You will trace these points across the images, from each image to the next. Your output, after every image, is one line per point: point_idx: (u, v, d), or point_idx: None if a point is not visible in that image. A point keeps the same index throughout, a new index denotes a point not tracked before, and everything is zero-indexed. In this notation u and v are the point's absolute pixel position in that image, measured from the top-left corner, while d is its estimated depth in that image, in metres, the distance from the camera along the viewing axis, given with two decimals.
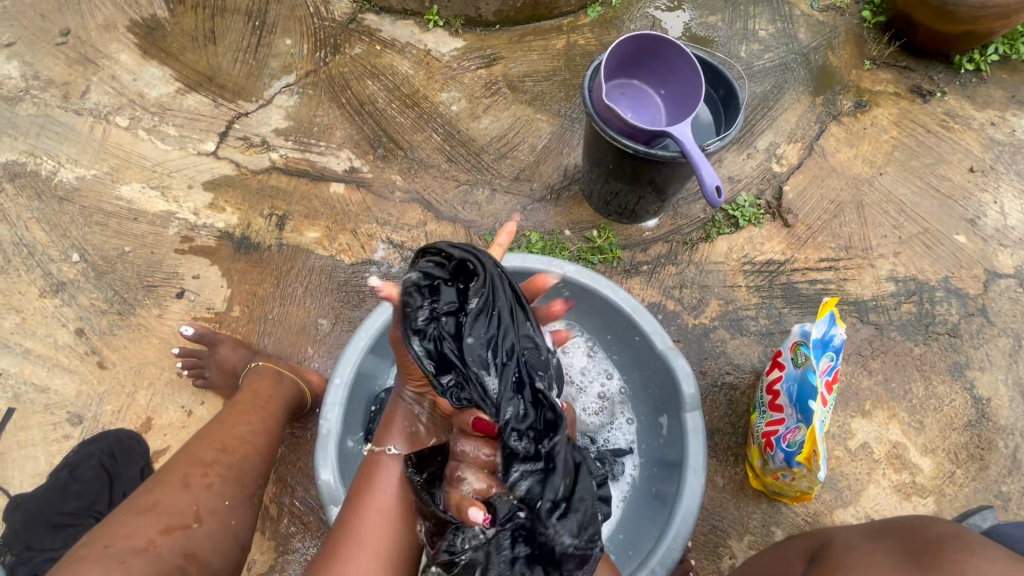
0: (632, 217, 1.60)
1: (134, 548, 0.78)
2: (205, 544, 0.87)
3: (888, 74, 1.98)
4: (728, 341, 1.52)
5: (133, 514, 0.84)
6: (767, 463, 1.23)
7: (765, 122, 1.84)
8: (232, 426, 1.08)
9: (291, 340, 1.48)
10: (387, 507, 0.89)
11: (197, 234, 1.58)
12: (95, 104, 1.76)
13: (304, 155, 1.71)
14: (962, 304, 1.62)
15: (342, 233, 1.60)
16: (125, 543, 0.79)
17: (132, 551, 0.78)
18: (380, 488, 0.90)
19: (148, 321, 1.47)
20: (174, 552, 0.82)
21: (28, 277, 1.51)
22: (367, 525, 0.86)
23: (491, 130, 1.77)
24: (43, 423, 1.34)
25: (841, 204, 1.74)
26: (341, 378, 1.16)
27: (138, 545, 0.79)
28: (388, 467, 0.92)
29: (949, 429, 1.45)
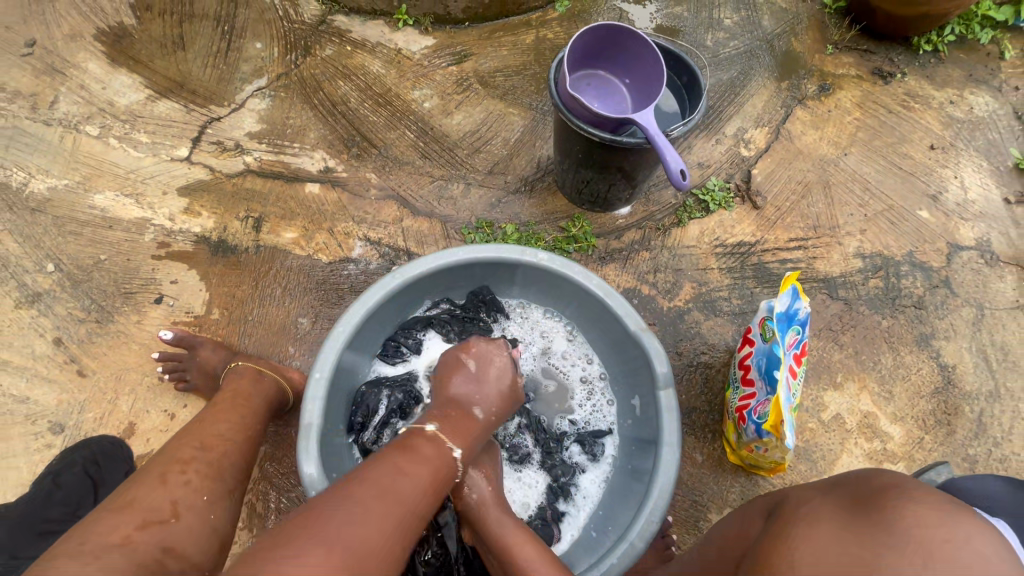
0: (604, 205, 1.63)
1: (110, 544, 0.79)
2: (183, 538, 0.88)
3: (851, 58, 2.03)
4: (702, 322, 1.55)
5: (109, 512, 0.85)
6: (741, 436, 1.27)
7: (732, 108, 1.89)
8: (210, 424, 1.10)
9: (271, 340, 1.49)
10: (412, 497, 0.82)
11: (173, 239, 1.58)
12: (65, 114, 1.75)
13: (279, 157, 1.71)
14: (926, 277, 1.67)
15: (319, 233, 1.61)
16: (101, 539, 0.80)
17: (107, 547, 0.79)
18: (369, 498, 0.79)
19: (127, 327, 1.47)
20: (151, 546, 0.83)
21: (3, 289, 1.50)
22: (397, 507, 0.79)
23: (464, 126, 1.79)
24: (24, 433, 1.34)
25: (809, 185, 1.79)
26: (321, 372, 1.17)
27: (113, 540, 0.80)
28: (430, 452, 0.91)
29: (916, 397, 1.51)
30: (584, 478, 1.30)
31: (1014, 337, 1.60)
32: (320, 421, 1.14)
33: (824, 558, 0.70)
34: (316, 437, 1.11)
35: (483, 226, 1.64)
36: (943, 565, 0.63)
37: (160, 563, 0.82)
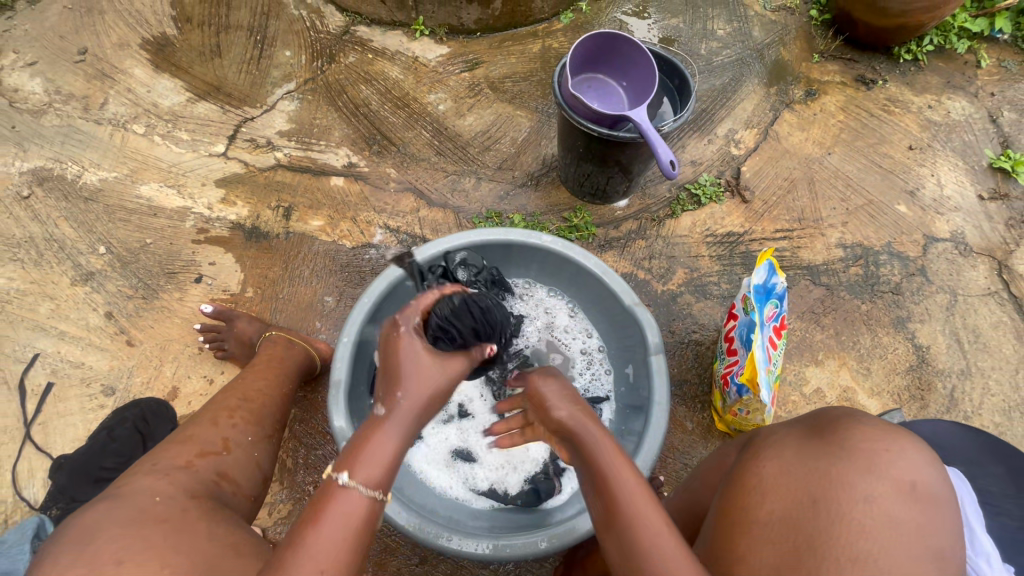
0: (604, 197, 1.78)
1: (176, 466, 0.92)
2: (233, 468, 1.01)
3: (835, 66, 2.19)
4: (693, 304, 1.69)
5: (172, 443, 0.99)
6: (726, 401, 1.41)
7: (723, 111, 2.04)
8: (251, 381, 1.23)
9: (300, 316, 1.64)
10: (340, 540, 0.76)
11: (211, 226, 1.75)
12: (114, 114, 1.93)
13: (307, 153, 1.88)
14: (903, 265, 1.80)
15: (343, 221, 1.77)
16: (168, 462, 0.93)
17: (174, 467, 0.92)
18: (331, 533, 0.75)
19: (170, 303, 1.63)
20: (209, 471, 0.96)
21: (59, 268, 1.66)
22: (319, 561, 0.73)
23: (475, 126, 1.96)
24: (80, 394, 1.49)
25: (794, 181, 1.93)
26: (348, 336, 1.32)
27: (179, 463, 0.94)
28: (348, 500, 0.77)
29: (892, 374, 1.63)
30: None
31: (985, 321, 1.72)
32: (347, 379, 1.28)
33: (783, 472, 0.79)
34: (344, 392, 1.25)
35: (493, 216, 1.79)
36: (881, 470, 0.72)
37: (216, 486, 0.95)
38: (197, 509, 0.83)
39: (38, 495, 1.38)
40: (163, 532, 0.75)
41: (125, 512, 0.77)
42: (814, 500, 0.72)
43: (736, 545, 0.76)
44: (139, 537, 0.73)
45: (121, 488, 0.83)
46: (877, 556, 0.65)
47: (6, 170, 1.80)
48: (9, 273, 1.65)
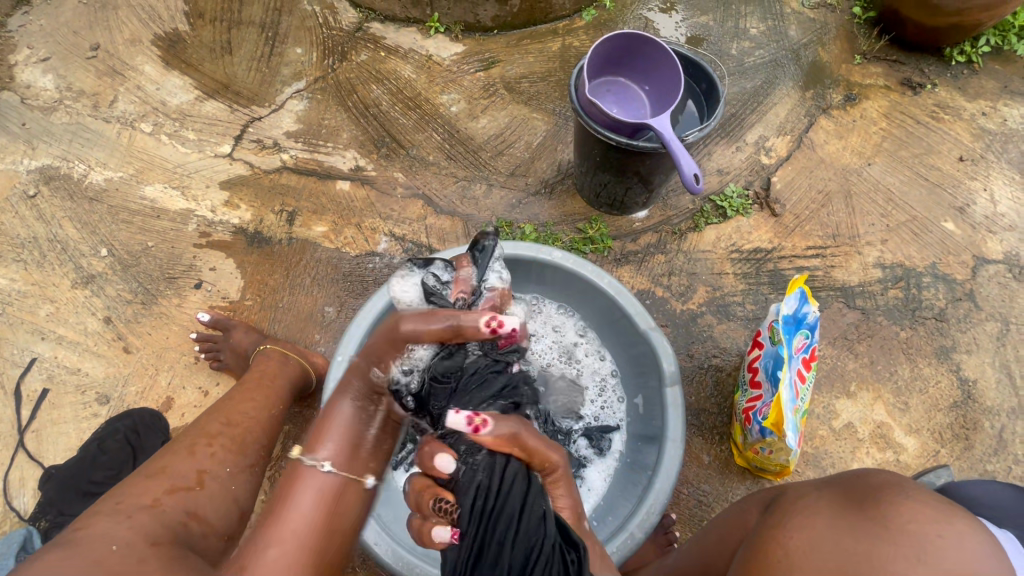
0: (621, 208, 1.67)
1: (142, 505, 0.82)
2: (206, 506, 0.91)
3: (879, 68, 2.02)
4: (714, 326, 1.57)
5: (142, 476, 0.89)
6: (747, 438, 1.29)
7: (754, 116, 1.90)
8: (237, 404, 1.14)
9: (299, 326, 1.58)
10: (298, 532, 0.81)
11: (213, 230, 1.70)
12: (122, 112, 1.90)
13: (313, 155, 1.82)
14: (949, 289, 1.65)
15: (348, 227, 1.70)
16: (134, 500, 0.83)
17: (139, 507, 0.82)
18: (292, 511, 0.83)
19: (169, 309, 1.59)
20: (178, 509, 0.86)
21: (61, 270, 1.64)
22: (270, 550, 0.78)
23: (489, 129, 1.86)
24: (74, 402, 1.46)
25: (830, 194, 1.79)
26: (343, 355, 1.25)
27: (145, 502, 0.83)
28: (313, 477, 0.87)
29: (934, 409, 1.49)
30: (590, 471, 1.33)
31: None
32: None
33: (813, 551, 0.67)
34: None
35: (503, 226, 1.70)
36: (933, 562, 0.59)
37: (185, 526, 0.85)
38: (155, 558, 0.74)
39: (28, 505, 1.35)
40: None
41: (77, 564, 0.68)
42: None
43: None
44: None
45: (77, 533, 0.74)
46: None
47: (14, 168, 1.79)
48: (13, 273, 1.63)
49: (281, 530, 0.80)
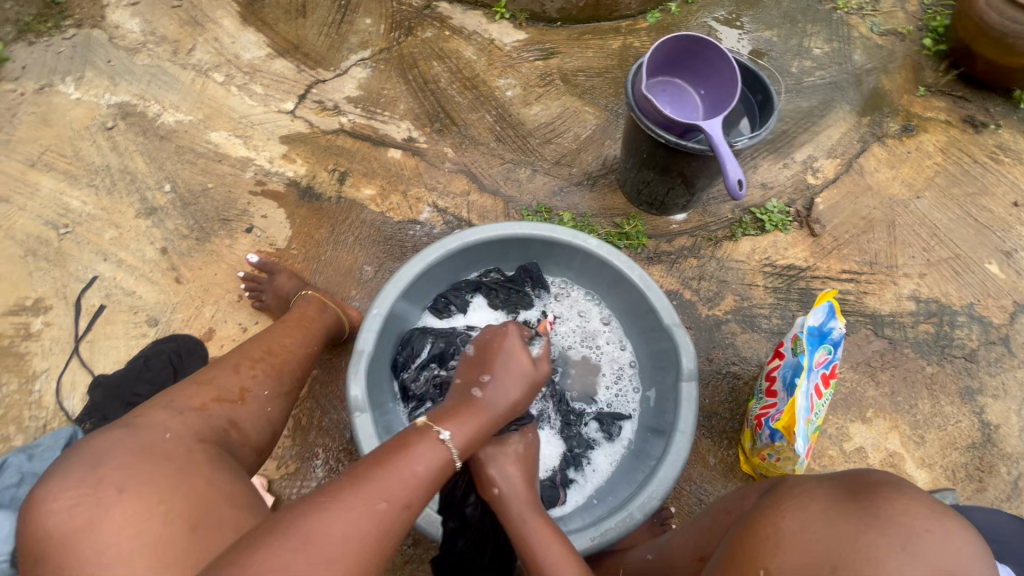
0: (661, 208, 1.69)
1: (192, 406, 0.90)
2: (246, 420, 0.96)
3: (942, 102, 1.99)
4: (738, 334, 1.59)
5: (193, 384, 0.96)
6: (755, 443, 1.32)
7: (805, 136, 1.90)
8: (278, 337, 1.19)
9: (338, 281, 1.66)
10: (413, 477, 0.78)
11: (269, 180, 1.79)
12: (199, 60, 2.01)
13: (369, 122, 1.89)
14: (983, 331, 1.62)
15: (394, 193, 1.77)
16: (184, 402, 0.90)
17: (188, 407, 0.89)
18: (418, 457, 0.80)
19: (220, 248, 1.69)
20: (221, 416, 0.92)
21: (127, 199, 1.76)
22: (381, 489, 0.75)
23: (541, 117, 1.91)
24: (126, 321, 1.58)
25: (873, 221, 1.78)
26: (379, 308, 1.31)
27: (193, 405, 0.91)
28: (435, 444, 0.83)
29: (950, 448, 1.48)
30: (597, 453, 1.37)
31: None
32: (372, 349, 1.28)
33: (803, 529, 0.70)
34: (365, 361, 1.25)
35: (543, 211, 1.75)
36: (918, 553, 0.62)
37: (226, 432, 0.92)
38: (204, 451, 0.82)
39: (77, 408, 1.46)
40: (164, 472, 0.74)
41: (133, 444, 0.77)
42: (832, 568, 0.64)
43: None
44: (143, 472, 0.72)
45: (134, 418, 0.83)
46: None
47: (96, 101, 1.92)
48: (84, 196, 1.76)
49: (384, 486, 0.75)
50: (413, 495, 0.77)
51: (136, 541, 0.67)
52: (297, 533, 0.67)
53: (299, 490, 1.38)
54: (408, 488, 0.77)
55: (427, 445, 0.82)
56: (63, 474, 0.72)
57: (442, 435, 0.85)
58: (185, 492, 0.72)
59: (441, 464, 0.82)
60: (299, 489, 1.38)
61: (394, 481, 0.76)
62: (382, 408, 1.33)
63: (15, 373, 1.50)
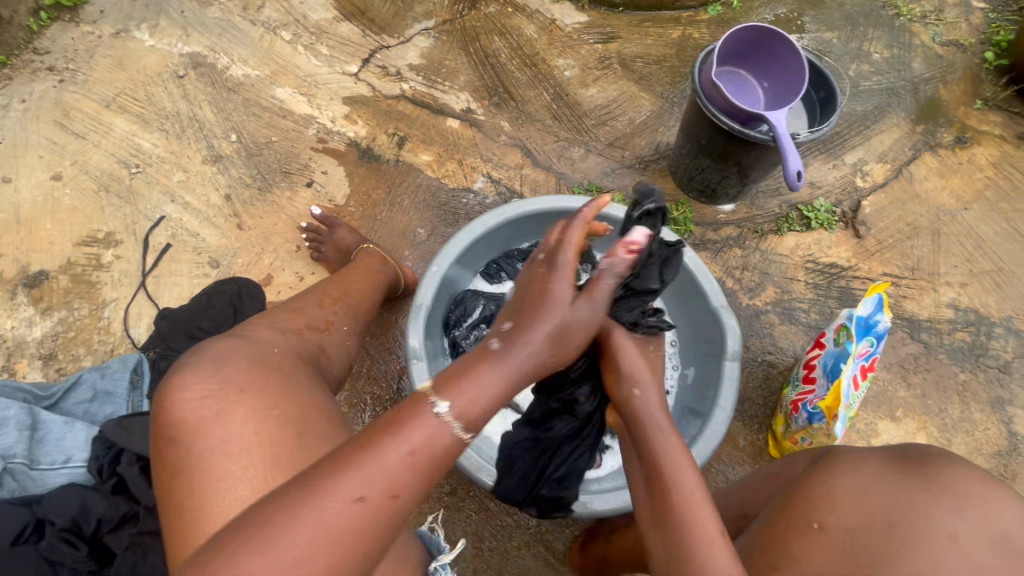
0: (711, 197, 1.73)
1: (289, 329, 1.03)
2: (331, 347, 1.09)
3: (999, 117, 1.98)
4: (776, 325, 1.63)
5: (288, 311, 1.09)
6: (789, 426, 1.37)
7: (858, 139, 1.91)
8: (351, 281, 1.30)
9: (392, 241, 1.73)
10: (398, 460, 0.73)
11: (330, 138, 1.85)
12: (267, 18, 2.05)
13: (430, 90, 1.94)
14: (1019, 345, 1.64)
15: (450, 161, 1.83)
16: (283, 324, 1.04)
17: (287, 329, 1.03)
18: (411, 438, 0.75)
19: (281, 199, 1.76)
20: (312, 341, 1.05)
21: (195, 145, 1.83)
22: (362, 473, 0.71)
23: (597, 99, 1.94)
24: (191, 261, 1.67)
25: (918, 228, 1.79)
26: (439, 266, 1.37)
27: (291, 328, 1.04)
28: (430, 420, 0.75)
29: (975, 453, 1.52)
30: None
31: None
32: (430, 304, 1.34)
33: (859, 490, 0.77)
34: (425, 314, 1.31)
35: (593, 190, 1.79)
36: (971, 516, 0.70)
37: (316, 356, 1.04)
38: (302, 370, 0.96)
39: (141, 337, 1.57)
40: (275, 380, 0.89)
41: (249, 354, 0.91)
42: (889, 524, 0.72)
43: (790, 543, 0.77)
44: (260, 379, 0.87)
45: (244, 332, 0.97)
46: None
47: (168, 49, 1.97)
48: (155, 139, 1.83)
49: (363, 471, 0.71)
50: (385, 491, 0.71)
51: (258, 438, 0.82)
52: (273, 519, 0.68)
53: None
54: (387, 476, 0.72)
55: (419, 424, 0.75)
56: (194, 369, 0.87)
57: (436, 408, 0.76)
58: (294, 403, 0.87)
59: (436, 447, 0.75)
60: None
61: (372, 466, 0.72)
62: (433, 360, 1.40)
63: (86, 300, 1.61)
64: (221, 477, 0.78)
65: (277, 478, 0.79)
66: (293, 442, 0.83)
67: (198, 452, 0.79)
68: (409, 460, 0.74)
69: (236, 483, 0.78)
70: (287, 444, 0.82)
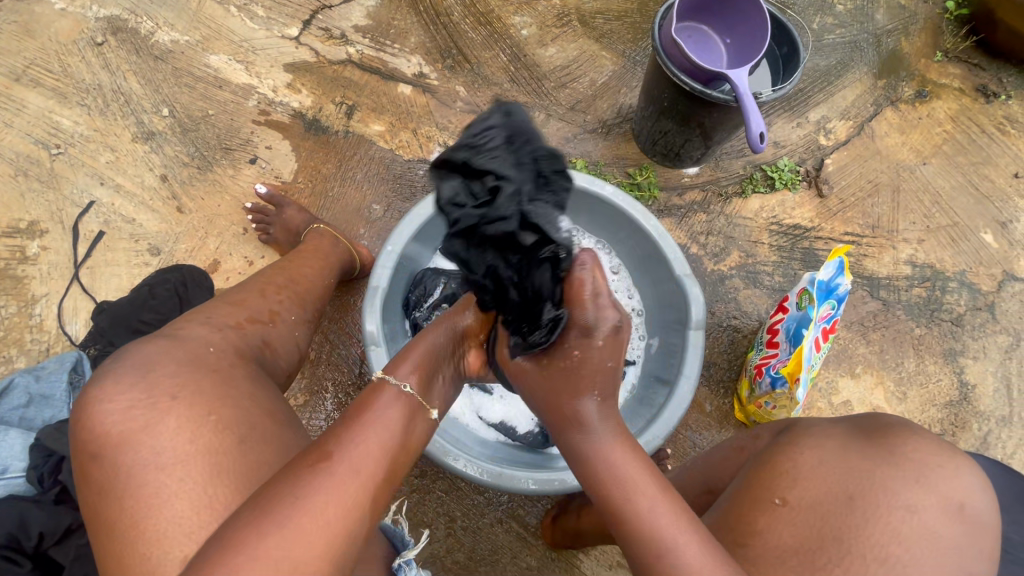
0: (675, 160, 1.68)
1: (229, 324, 1.02)
2: (277, 341, 1.08)
3: (958, 69, 1.95)
4: (740, 290, 1.63)
5: (227, 304, 1.07)
6: (753, 391, 1.39)
7: (821, 96, 1.88)
8: (298, 266, 1.26)
9: (346, 219, 1.65)
10: (379, 438, 0.76)
11: (273, 109, 1.72)
12: None
13: (379, 54, 1.79)
14: (971, 298, 1.69)
15: (404, 131, 1.72)
16: (222, 320, 1.02)
17: (226, 325, 1.01)
18: (379, 420, 0.78)
19: (223, 178, 1.64)
20: (256, 336, 1.04)
21: (122, 121, 1.67)
22: (354, 448, 0.73)
23: (557, 59, 1.83)
24: (127, 249, 1.55)
25: (878, 185, 1.79)
26: (393, 246, 1.30)
27: (231, 323, 1.02)
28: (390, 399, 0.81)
29: (929, 404, 1.58)
30: None
31: None
32: (386, 286, 1.28)
33: (821, 463, 0.77)
34: (381, 297, 1.25)
35: None
36: (930, 485, 0.72)
37: (260, 351, 1.03)
38: (243, 368, 0.96)
39: (79, 333, 1.47)
40: (210, 380, 0.89)
41: (181, 354, 0.91)
42: (850, 497, 0.73)
43: (752, 519, 0.78)
44: (192, 381, 0.87)
45: (179, 331, 0.96)
46: (906, 562, 0.67)
47: (82, 12, 1.75)
48: (76, 116, 1.67)
49: (358, 438, 0.74)
50: (367, 474, 0.72)
51: (191, 446, 0.81)
52: (289, 500, 0.67)
53: (309, 421, 1.42)
54: (378, 457, 0.74)
55: (385, 406, 0.80)
56: (120, 377, 0.86)
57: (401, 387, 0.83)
58: (230, 405, 0.87)
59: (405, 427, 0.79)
60: (309, 421, 1.42)
61: (357, 438, 0.74)
62: (394, 343, 1.36)
63: (14, 296, 1.49)
64: (154, 489, 0.78)
65: (213, 486, 0.80)
66: (232, 447, 0.83)
67: (129, 464, 0.80)
68: (380, 446, 0.75)
69: (169, 496, 0.78)
70: (227, 450, 0.83)
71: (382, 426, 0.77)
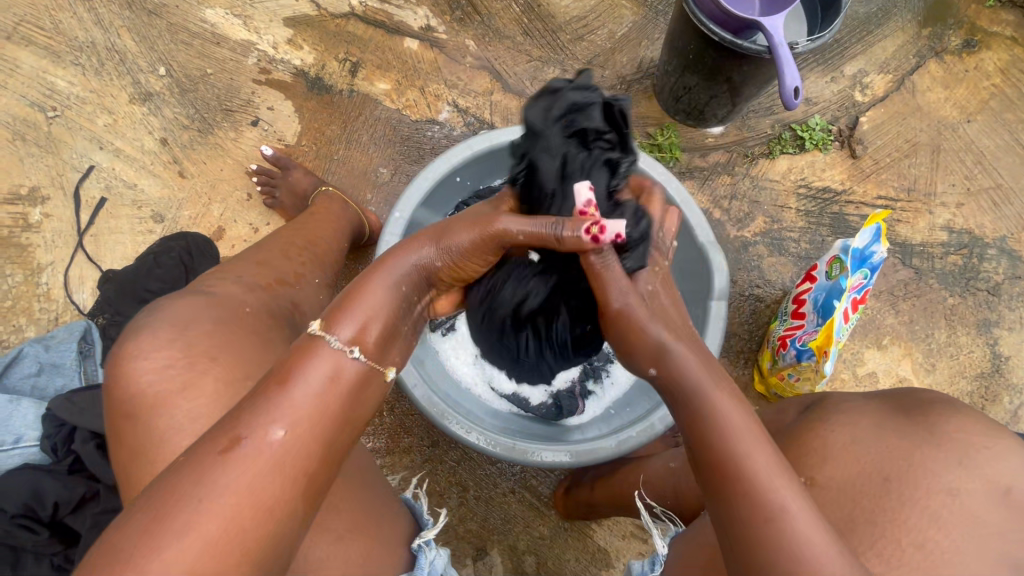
0: (698, 119, 1.58)
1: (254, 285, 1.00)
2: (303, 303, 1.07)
3: (1013, 15, 1.76)
4: (764, 257, 1.56)
5: (249, 265, 1.05)
6: (775, 363, 1.33)
7: (859, 47, 1.72)
8: (317, 227, 1.24)
9: (353, 183, 1.59)
10: (303, 411, 0.65)
11: (274, 68, 1.63)
12: None
13: (382, 6, 1.68)
14: (1011, 265, 1.60)
15: (411, 89, 1.63)
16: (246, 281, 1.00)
17: (251, 286, 1.00)
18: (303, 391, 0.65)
19: (224, 142, 1.58)
20: (283, 298, 1.03)
21: (119, 82, 1.60)
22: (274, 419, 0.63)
23: (573, 9, 1.70)
24: (131, 216, 1.52)
25: (917, 145, 1.67)
26: (402, 212, 1.24)
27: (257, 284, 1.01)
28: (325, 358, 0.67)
29: (958, 376, 1.52)
30: (617, 367, 1.38)
31: None
32: None
33: (854, 442, 0.73)
34: None
35: None
36: (974, 467, 0.68)
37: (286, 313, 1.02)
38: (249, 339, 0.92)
39: (87, 302, 1.46)
40: (239, 340, 0.88)
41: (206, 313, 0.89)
42: (885, 479, 0.69)
43: None
44: (221, 341, 0.86)
45: (205, 291, 0.95)
46: (946, 550, 0.63)
47: None
48: (71, 77, 1.60)
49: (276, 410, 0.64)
50: (291, 462, 0.63)
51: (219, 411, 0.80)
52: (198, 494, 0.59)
53: None
54: (304, 436, 0.64)
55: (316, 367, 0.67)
56: (145, 337, 0.84)
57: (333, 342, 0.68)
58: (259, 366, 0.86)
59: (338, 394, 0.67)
60: None
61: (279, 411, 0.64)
62: None
63: (20, 265, 1.47)
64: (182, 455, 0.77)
65: None
66: None
67: (155, 427, 0.78)
68: (311, 410, 0.65)
69: None
70: None
71: (310, 390, 0.65)
